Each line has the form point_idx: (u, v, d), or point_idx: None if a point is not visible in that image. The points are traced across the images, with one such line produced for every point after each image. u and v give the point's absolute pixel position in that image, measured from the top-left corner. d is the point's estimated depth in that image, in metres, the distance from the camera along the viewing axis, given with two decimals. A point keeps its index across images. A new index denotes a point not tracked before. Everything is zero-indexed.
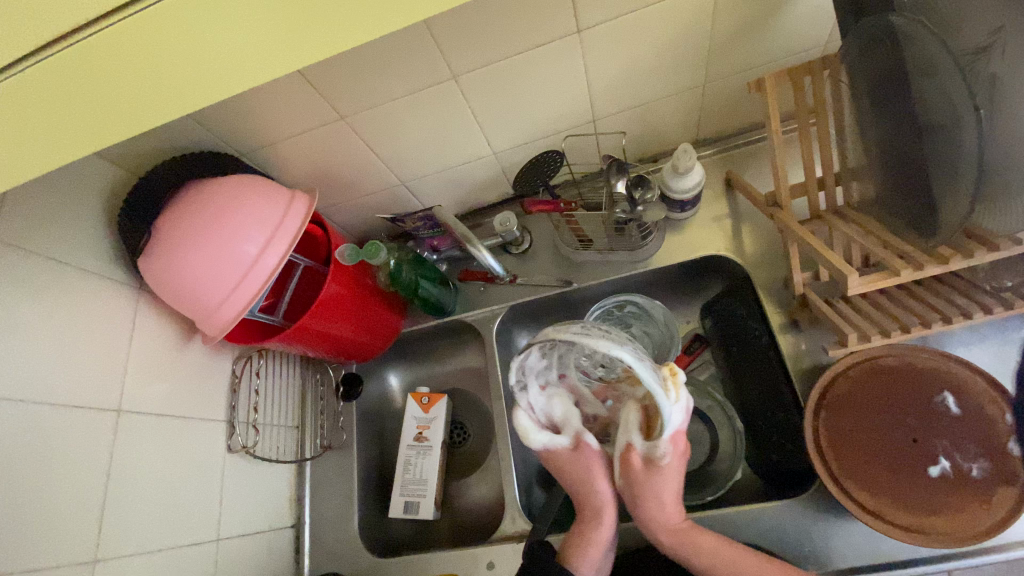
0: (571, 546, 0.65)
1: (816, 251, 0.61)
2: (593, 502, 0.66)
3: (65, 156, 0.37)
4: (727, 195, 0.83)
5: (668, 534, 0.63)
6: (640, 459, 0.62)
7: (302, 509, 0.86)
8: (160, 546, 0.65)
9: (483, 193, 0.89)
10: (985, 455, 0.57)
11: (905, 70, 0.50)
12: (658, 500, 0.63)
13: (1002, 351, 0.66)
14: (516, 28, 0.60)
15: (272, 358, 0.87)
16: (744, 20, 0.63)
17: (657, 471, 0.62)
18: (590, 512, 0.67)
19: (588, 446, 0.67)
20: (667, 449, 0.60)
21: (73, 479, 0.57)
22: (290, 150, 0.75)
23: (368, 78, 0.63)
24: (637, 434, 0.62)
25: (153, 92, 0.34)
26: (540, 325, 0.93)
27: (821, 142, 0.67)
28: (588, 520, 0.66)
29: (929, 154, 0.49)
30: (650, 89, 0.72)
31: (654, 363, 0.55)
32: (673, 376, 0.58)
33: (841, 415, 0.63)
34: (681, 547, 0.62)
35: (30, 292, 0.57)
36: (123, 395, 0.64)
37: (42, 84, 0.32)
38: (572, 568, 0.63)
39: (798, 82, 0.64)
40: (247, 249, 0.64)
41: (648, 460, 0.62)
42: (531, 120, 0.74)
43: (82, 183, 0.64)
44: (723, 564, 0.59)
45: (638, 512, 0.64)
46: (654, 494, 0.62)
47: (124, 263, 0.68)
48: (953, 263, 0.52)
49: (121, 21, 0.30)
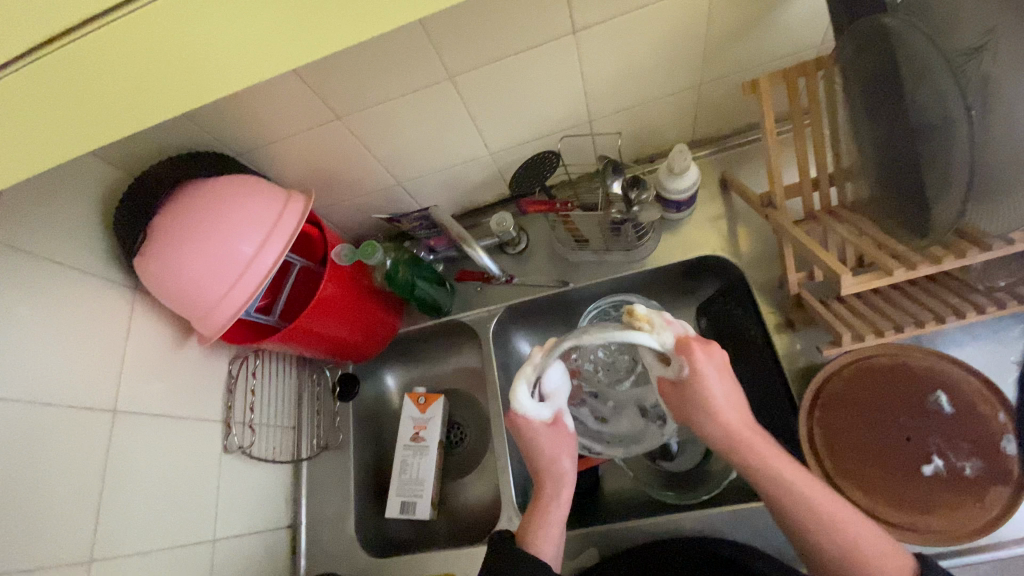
0: (529, 525, 0.65)
1: (811, 250, 0.61)
2: (553, 479, 0.67)
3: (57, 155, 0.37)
4: (723, 196, 0.84)
5: (723, 433, 0.58)
6: (669, 380, 0.59)
7: (299, 510, 0.86)
8: (156, 546, 0.64)
9: (480, 194, 0.90)
10: (978, 454, 0.58)
11: (898, 70, 0.50)
12: (704, 406, 0.57)
13: (996, 350, 0.66)
14: (511, 29, 0.60)
15: (269, 358, 0.87)
16: (739, 21, 0.64)
17: (689, 384, 0.57)
18: (549, 491, 0.67)
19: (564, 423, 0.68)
20: (683, 362, 0.56)
21: (69, 479, 0.57)
22: (286, 150, 0.75)
23: (364, 78, 0.63)
24: (652, 360, 0.59)
25: (148, 88, 0.34)
26: (537, 325, 0.93)
27: (816, 142, 0.67)
28: (547, 498, 0.67)
29: (922, 154, 0.50)
30: (646, 89, 0.72)
31: (634, 315, 0.53)
32: (635, 314, 0.53)
33: (835, 414, 0.64)
34: (742, 454, 0.57)
35: (27, 292, 0.57)
36: (120, 394, 0.64)
37: (36, 82, 0.32)
38: (531, 549, 0.62)
39: (792, 83, 0.64)
40: (244, 248, 0.64)
41: (673, 380, 0.58)
42: (527, 120, 0.74)
43: (78, 183, 0.64)
44: (795, 476, 0.55)
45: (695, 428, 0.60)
46: (696, 399, 0.57)
47: (120, 263, 0.68)
48: (946, 262, 0.53)
49: (115, 21, 0.30)
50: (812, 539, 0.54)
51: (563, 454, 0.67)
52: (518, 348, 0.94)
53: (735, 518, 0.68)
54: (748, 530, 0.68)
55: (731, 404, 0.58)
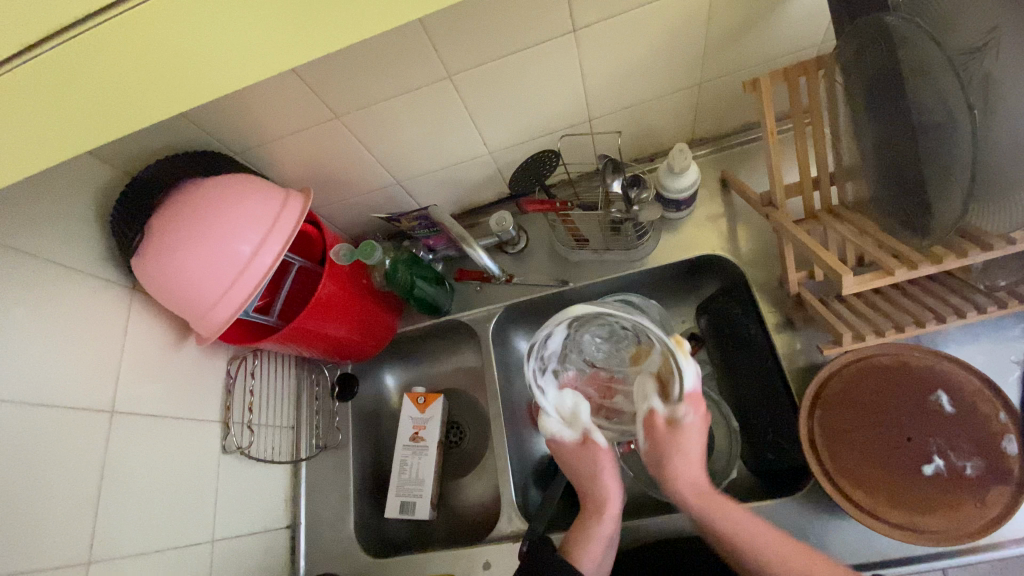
0: (571, 542, 0.63)
1: (811, 250, 0.61)
2: (597, 497, 0.65)
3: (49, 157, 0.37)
4: (723, 195, 0.83)
5: (695, 494, 0.62)
6: (662, 420, 0.64)
7: (298, 510, 0.85)
8: (155, 547, 0.64)
9: (479, 193, 0.89)
10: (978, 453, 0.58)
11: (900, 69, 0.50)
12: (683, 452, 0.63)
13: (995, 350, 0.66)
14: (511, 27, 0.60)
15: (268, 358, 0.86)
16: (739, 20, 0.63)
17: (681, 431, 0.63)
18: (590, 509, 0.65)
19: (596, 442, 0.67)
20: (687, 408, 0.63)
21: (66, 480, 0.57)
22: (284, 149, 0.74)
23: (363, 76, 0.63)
24: (656, 397, 0.66)
25: (142, 89, 0.34)
26: (536, 325, 0.93)
27: (816, 141, 0.67)
28: (588, 514, 0.65)
29: (924, 153, 0.50)
30: (646, 88, 0.72)
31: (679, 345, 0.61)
32: (679, 344, 0.61)
33: (836, 413, 0.64)
34: (709, 508, 0.60)
35: (23, 293, 0.57)
36: (117, 395, 0.64)
37: (29, 83, 0.32)
38: (571, 559, 0.60)
39: (793, 82, 0.64)
40: (241, 248, 0.64)
41: (668, 421, 0.64)
42: (527, 119, 0.74)
43: (75, 182, 0.63)
44: (739, 514, 0.58)
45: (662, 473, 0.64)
46: (677, 445, 0.63)
47: (118, 263, 0.68)
48: (946, 262, 0.52)
49: (111, 19, 0.30)
50: (740, 568, 0.57)
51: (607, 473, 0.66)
52: (517, 348, 0.94)
53: None
54: None
55: (699, 455, 0.63)
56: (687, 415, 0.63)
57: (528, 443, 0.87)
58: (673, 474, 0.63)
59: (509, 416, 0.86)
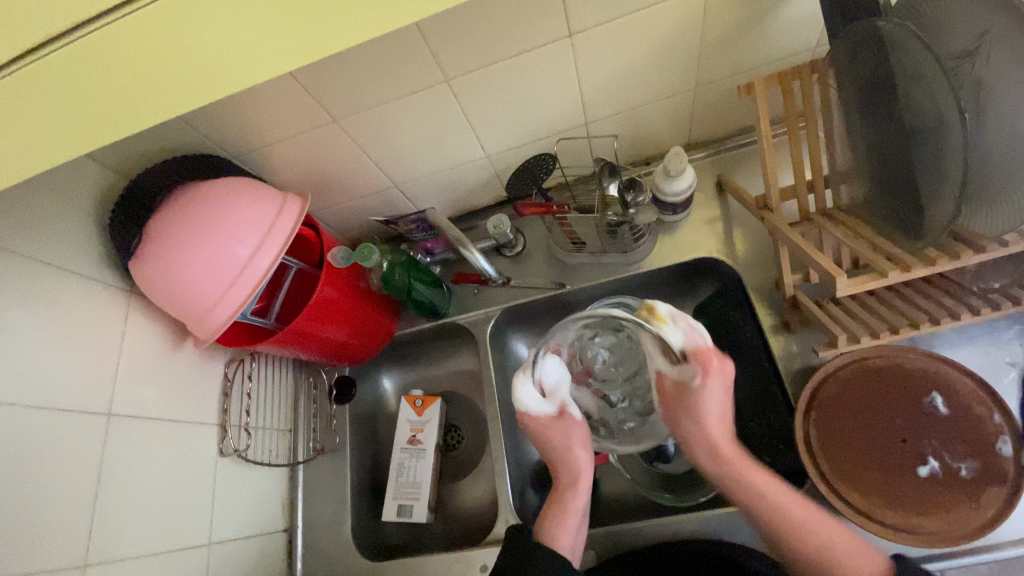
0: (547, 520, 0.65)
1: (806, 253, 0.62)
2: (571, 470, 0.68)
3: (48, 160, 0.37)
4: (719, 198, 0.84)
5: (708, 453, 0.62)
6: (671, 379, 0.64)
7: (295, 513, 0.85)
8: (151, 550, 0.64)
9: (476, 196, 0.90)
10: (974, 455, 0.58)
11: (892, 73, 0.51)
12: (698, 411, 0.62)
13: (990, 352, 0.67)
14: (507, 32, 0.60)
15: (265, 361, 0.86)
16: (734, 25, 0.64)
17: (688, 390, 0.62)
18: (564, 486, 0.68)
19: (571, 414, 0.69)
20: (694, 369, 0.61)
21: (63, 483, 0.57)
22: (282, 153, 0.75)
23: (361, 80, 0.63)
24: (660, 358, 0.66)
25: (141, 92, 0.34)
26: (533, 327, 0.93)
27: (811, 145, 0.67)
28: (563, 491, 0.67)
29: (916, 156, 0.50)
30: (642, 92, 0.72)
31: (651, 310, 0.59)
32: (654, 311, 0.59)
33: (831, 416, 0.64)
34: (727, 468, 0.61)
35: (21, 296, 0.57)
36: (114, 398, 0.64)
37: (29, 87, 0.32)
38: (548, 540, 0.62)
39: (787, 86, 0.65)
40: (239, 251, 0.64)
41: (677, 381, 0.63)
42: (524, 123, 0.74)
43: (73, 186, 0.64)
44: (763, 479, 0.58)
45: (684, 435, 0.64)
46: (693, 404, 0.62)
47: (116, 266, 0.68)
48: (940, 264, 0.52)
49: (110, 24, 0.30)
50: (781, 542, 0.57)
51: (578, 449, 0.68)
52: (515, 351, 0.94)
53: (732, 521, 0.68)
54: (745, 533, 0.68)
55: (717, 404, 0.62)
56: (698, 380, 0.61)
57: (525, 446, 0.87)
58: (694, 420, 0.63)
59: (507, 419, 0.86)
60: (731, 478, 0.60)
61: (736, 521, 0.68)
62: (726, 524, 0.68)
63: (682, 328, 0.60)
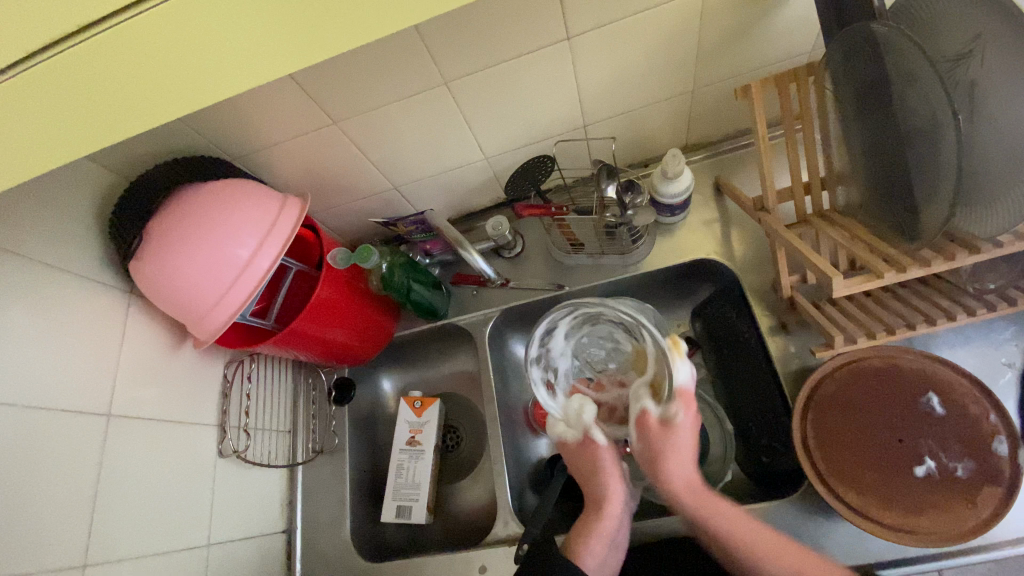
0: (574, 542, 0.64)
1: (803, 254, 0.62)
2: (599, 494, 0.66)
3: (47, 162, 0.37)
4: (717, 200, 0.84)
5: (683, 488, 0.62)
6: (656, 419, 0.64)
7: (294, 514, 0.85)
8: (151, 551, 0.64)
9: (475, 197, 0.90)
10: (969, 454, 0.58)
11: (886, 76, 0.51)
12: (676, 450, 0.62)
13: (986, 352, 0.67)
14: (505, 35, 0.61)
15: (264, 363, 0.86)
16: (730, 28, 0.65)
17: (673, 430, 0.62)
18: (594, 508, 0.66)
19: (595, 440, 0.67)
20: (679, 407, 0.62)
21: (63, 483, 0.57)
22: (282, 154, 0.75)
23: (360, 82, 0.64)
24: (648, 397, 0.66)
25: (140, 95, 0.35)
26: (532, 328, 0.93)
27: (807, 147, 0.68)
28: (591, 513, 0.66)
29: (912, 157, 0.50)
30: (639, 94, 0.73)
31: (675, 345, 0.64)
32: (676, 344, 0.64)
33: (828, 416, 0.64)
34: (698, 504, 0.61)
35: (21, 297, 0.57)
36: (114, 399, 0.64)
37: (31, 88, 0.33)
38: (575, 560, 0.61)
39: (783, 88, 0.65)
40: (238, 252, 0.64)
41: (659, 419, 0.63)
42: (523, 125, 0.75)
43: (74, 187, 0.64)
44: (732, 518, 0.59)
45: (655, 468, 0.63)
46: (671, 445, 0.62)
47: (117, 267, 0.68)
48: (935, 265, 0.52)
49: (114, 25, 0.30)
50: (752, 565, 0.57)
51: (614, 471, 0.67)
52: (514, 352, 0.94)
53: None
54: None
55: (686, 451, 0.63)
56: (678, 418, 0.62)
57: (524, 447, 0.88)
58: (669, 459, 0.62)
59: (506, 420, 0.86)
60: (702, 517, 0.60)
61: None
62: None
63: (688, 365, 0.63)
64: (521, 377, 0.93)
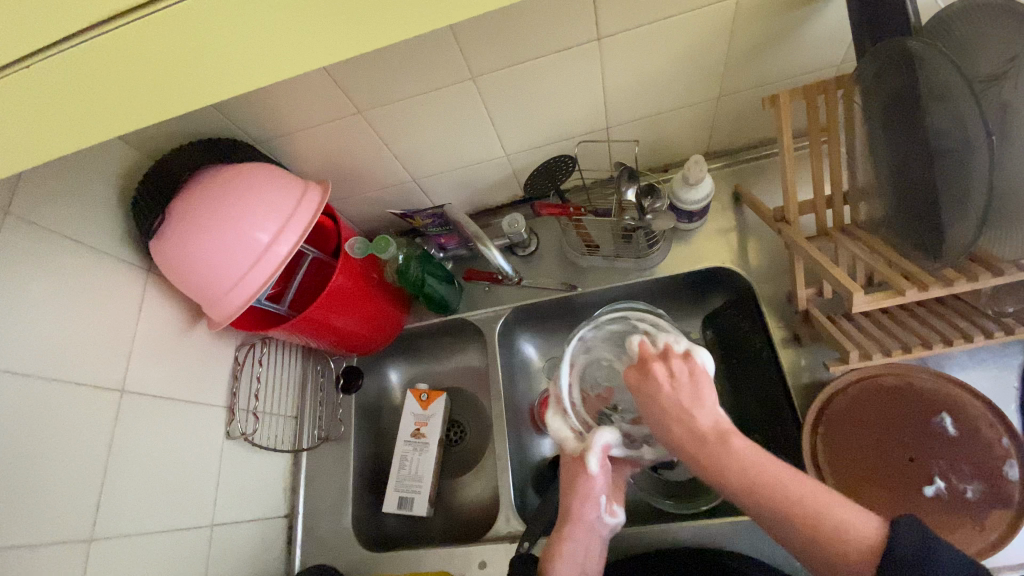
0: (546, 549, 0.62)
1: (822, 266, 0.62)
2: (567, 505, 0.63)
3: (72, 143, 0.38)
4: (735, 209, 0.84)
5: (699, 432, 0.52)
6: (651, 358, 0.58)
7: (296, 499, 0.86)
8: (154, 529, 0.64)
9: (493, 194, 0.90)
10: (979, 476, 0.58)
11: (918, 91, 0.51)
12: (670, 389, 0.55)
13: (1000, 375, 0.67)
14: (536, 32, 0.61)
15: (275, 347, 0.87)
16: (760, 38, 0.64)
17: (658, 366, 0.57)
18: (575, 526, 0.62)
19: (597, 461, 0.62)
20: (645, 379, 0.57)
21: (76, 455, 0.58)
22: (305, 141, 0.75)
23: (387, 74, 0.64)
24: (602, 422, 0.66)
25: (183, 76, 0.35)
26: (542, 327, 0.94)
27: (832, 160, 0.68)
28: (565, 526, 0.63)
29: (941, 175, 0.50)
30: (664, 98, 0.72)
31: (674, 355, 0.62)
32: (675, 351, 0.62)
33: (838, 431, 0.64)
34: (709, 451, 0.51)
35: (41, 268, 0.57)
36: (127, 374, 0.64)
37: (76, 66, 0.33)
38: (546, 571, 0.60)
39: (811, 100, 0.65)
40: (259, 236, 0.64)
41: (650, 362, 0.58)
42: (546, 122, 0.75)
43: (99, 163, 0.64)
44: (735, 460, 0.49)
45: (658, 423, 0.55)
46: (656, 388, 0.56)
47: (137, 244, 0.68)
48: (957, 285, 0.53)
49: (151, 16, 0.31)
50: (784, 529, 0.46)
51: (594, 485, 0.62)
52: (522, 350, 0.94)
53: (734, 532, 0.69)
54: (749, 543, 0.68)
55: (682, 404, 0.54)
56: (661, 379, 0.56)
57: (529, 445, 0.88)
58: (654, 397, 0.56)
59: (512, 417, 0.87)
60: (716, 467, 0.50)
61: (738, 531, 0.69)
62: (728, 534, 0.69)
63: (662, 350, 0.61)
64: (528, 375, 0.93)
